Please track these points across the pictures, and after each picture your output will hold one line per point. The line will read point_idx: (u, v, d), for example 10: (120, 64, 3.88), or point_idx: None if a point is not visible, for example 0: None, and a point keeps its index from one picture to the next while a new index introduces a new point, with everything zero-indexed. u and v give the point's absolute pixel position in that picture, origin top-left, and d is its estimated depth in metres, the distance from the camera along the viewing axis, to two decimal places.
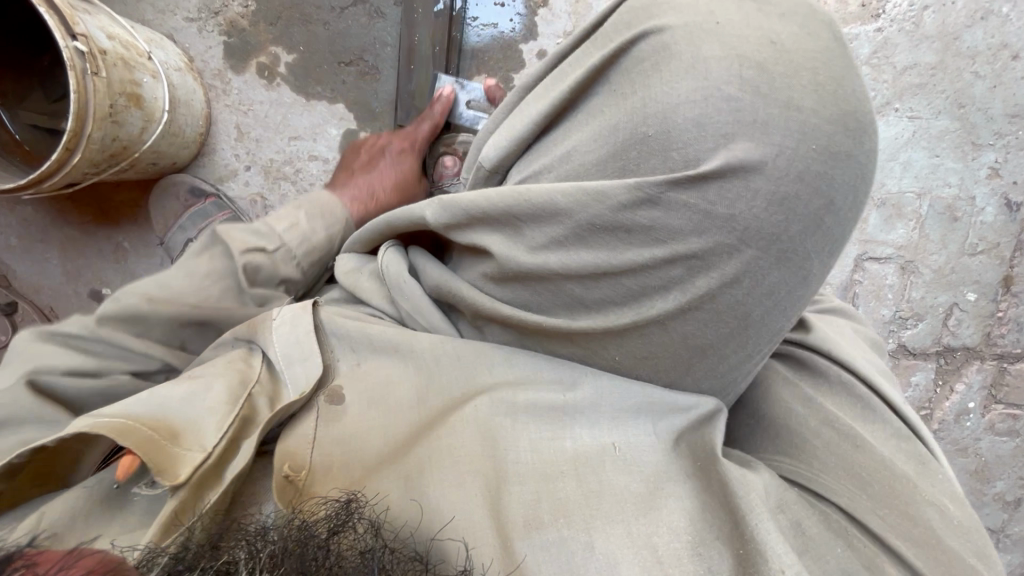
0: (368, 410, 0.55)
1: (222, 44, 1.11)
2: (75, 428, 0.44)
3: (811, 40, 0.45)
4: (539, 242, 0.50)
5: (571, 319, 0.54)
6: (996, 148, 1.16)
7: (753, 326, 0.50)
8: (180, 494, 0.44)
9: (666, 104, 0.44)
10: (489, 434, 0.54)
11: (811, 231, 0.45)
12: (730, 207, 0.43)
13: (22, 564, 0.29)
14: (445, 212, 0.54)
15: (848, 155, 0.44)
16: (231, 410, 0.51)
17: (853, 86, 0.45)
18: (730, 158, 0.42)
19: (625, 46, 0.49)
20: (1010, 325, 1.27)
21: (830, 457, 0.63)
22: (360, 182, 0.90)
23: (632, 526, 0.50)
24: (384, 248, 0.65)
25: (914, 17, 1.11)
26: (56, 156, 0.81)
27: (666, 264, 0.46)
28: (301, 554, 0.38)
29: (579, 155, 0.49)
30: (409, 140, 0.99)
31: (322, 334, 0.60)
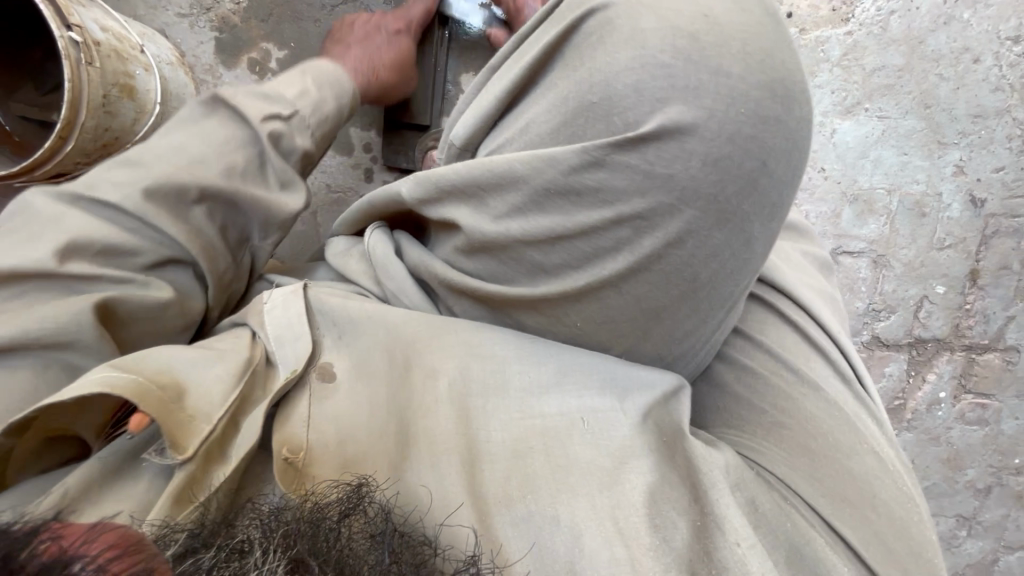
0: (357, 390, 0.56)
1: (213, 39, 1.13)
2: (84, 388, 0.44)
3: (744, 15, 0.48)
4: (500, 209, 0.53)
5: (532, 286, 0.56)
6: (961, 147, 1.21)
7: (701, 291, 0.53)
8: (188, 467, 0.47)
9: (610, 74, 0.48)
10: (462, 407, 0.56)
11: (747, 190, 0.48)
12: (668, 166, 0.46)
13: (49, 536, 0.32)
14: (418, 187, 0.58)
15: (781, 120, 0.47)
16: (235, 386, 0.53)
17: (783, 58, 0.47)
18: (665, 121, 0.46)
19: (575, 23, 0.51)
20: (977, 317, 1.33)
21: (783, 434, 0.68)
22: (359, 52, 0.90)
23: (596, 500, 0.53)
24: (370, 229, 0.68)
25: (881, 22, 1.17)
26: (48, 144, 0.82)
27: (614, 226, 0.49)
28: (311, 536, 0.40)
29: (536, 126, 0.52)
30: (404, 22, 1.00)
31: (311, 313, 0.62)
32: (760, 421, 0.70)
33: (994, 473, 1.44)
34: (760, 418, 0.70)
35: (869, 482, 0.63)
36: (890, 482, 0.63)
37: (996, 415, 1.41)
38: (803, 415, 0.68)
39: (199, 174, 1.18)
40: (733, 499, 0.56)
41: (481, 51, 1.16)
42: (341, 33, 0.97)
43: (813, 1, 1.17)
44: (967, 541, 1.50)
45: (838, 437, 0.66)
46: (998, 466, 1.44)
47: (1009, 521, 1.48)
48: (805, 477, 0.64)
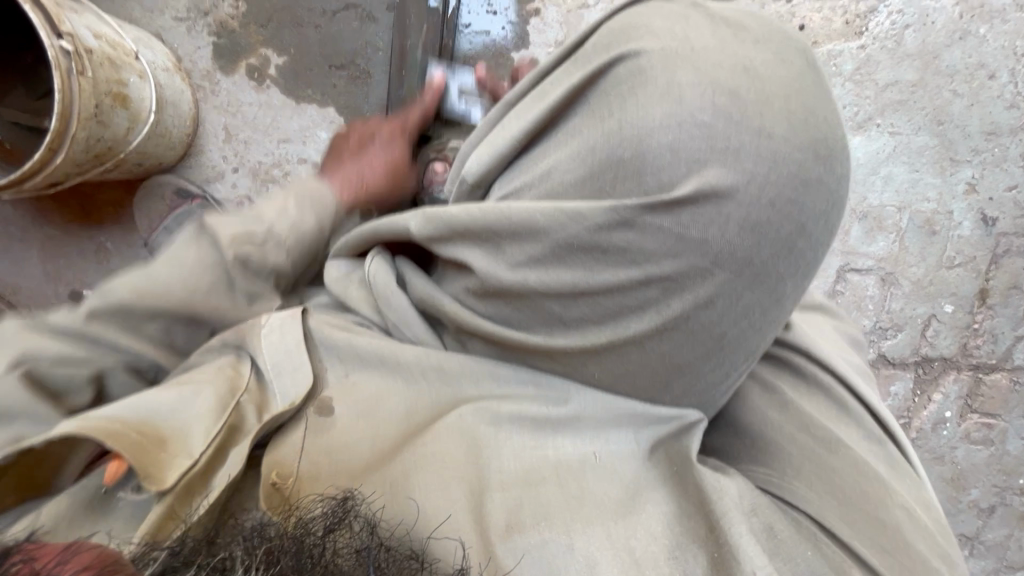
0: (356, 420, 0.55)
1: (211, 44, 1.10)
2: (59, 432, 0.44)
3: (784, 66, 0.46)
4: (518, 259, 0.50)
5: (550, 337, 0.54)
6: (974, 164, 1.19)
7: (727, 347, 0.51)
8: (167, 499, 0.45)
9: (642, 128, 0.45)
10: (474, 442, 0.54)
11: (782, 254, 0.46)
12: (703, 231, 0.44)
13: (21, 558, 0.30)
14: (431, 224, 0.54)
15: (820, 181, 0.45)
16: (220, 416, 0.51)
17: (824, 115, 0.45)
18: (703, 184, 0.43)
19: (605, 67, 0.49)
20: (986, 336, 1.30)
21: (801, 465, 0.64)
22: (350, 168, 0.85)
23: (611, 528, 0.51)
24: (371, 255, 0.65)
25: (896, 36, 1.14)
26: (38, 156, 0.79)
27: (642, 285, 0.47)
28: (297, 552, 0.37)
29: (559, 173, 0.49)
30: (399, 128, 0.93)
31: (311, 343, 0.60)
32: (773, 444, 0.67)
33: (998, 493, 1.43)
34: (771, 442, 0.67)
35: (896, 518, 0.59)
36: (914, 518, 0.59)
37: (1001, 435, 1.39)
38: (822, 454, 0.64)
39: (195, 181, 1.15)
40: (750, 523, 0.54)
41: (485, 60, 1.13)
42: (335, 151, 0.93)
43: (826, 13, 1.14)
44: (968, 560, 1.48)
45: (854, 466, 0.63)
46: (1003, 486, 1.42)
47: (1012, 541, 1.47)
48: (826, 501, 0.60)
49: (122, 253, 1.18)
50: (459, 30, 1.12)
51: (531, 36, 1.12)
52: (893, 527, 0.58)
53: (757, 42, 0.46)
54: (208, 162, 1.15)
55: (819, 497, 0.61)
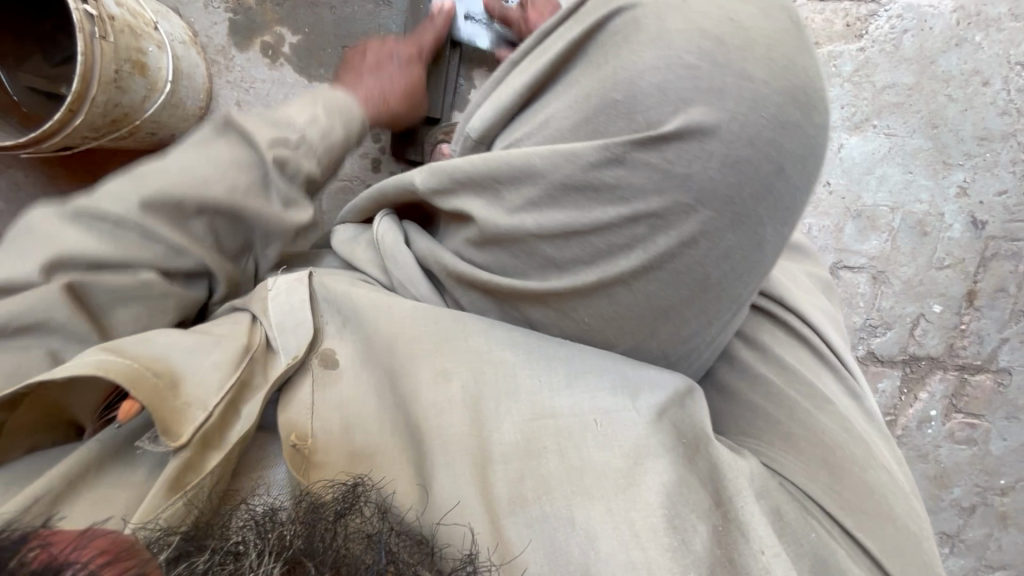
0: (359, 373, 0.58)
1: (226, 20, 1.12)
2: (82, 368, 0.46)
3: (768, 20, 0.48)
4: (515, 203, 0.53)
5: (544, 280, 0.57)
6: (965, 168, 1.22)
7: (712, 290, 0.53)
8: (182, 454, 0.47)
9: (632, 73, 0.48)
10: (478, 411, 0.56)
11: (763, 195, 0.48)
12: (687, 166, 0.47)
13: (38, 543, 0.32)
14: (433, 177, 0.58)
15: (798, 125, 0.47)
16: (233, 373, 0.53)
17: (805, 65, 0.48)
18: (688, 121, 0.46)
19: (600, 22, 0.52)
20: (972, 338, 1.34)
21: (800, 444, 0.67)
22: (370, 81, 0.84)
23: (611, 503, 0.53)
24: (379, 217, 0.68)
25: (894, 40, 1.17)
26: (57, 116, 0.81)
27: (630, 223, 0.50)
28: (308, 536, 0.40)
29: (557, 121, 0.53)
30: (416, 48, 0.97)
31: (317, 302, 0.63)
32: (778, 431, 0.69)
33: (979, 493, 1.46)
34: (776, 427, 0.69)
35: (885, 490, 0.63)
36: (894, 479, 0.65)
37: (985, 435, 1.42)
38: (811, 421, 0.68)
39: None
40: (757, 505, 0.57)
41: None
42: (349, 61, 0.88)
43: (829, 15, 1.17)
44: (949, 559, 1.51)
45: (852, 449, 0.66)
46: (984, 486, 1.46)
47: (991, 541, 1.50)
48: (825, 489, 0.62)
49: None
50: None
51: None
52: (887, 516, 0.61)
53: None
54: None
55: (825, 477, 0.63)
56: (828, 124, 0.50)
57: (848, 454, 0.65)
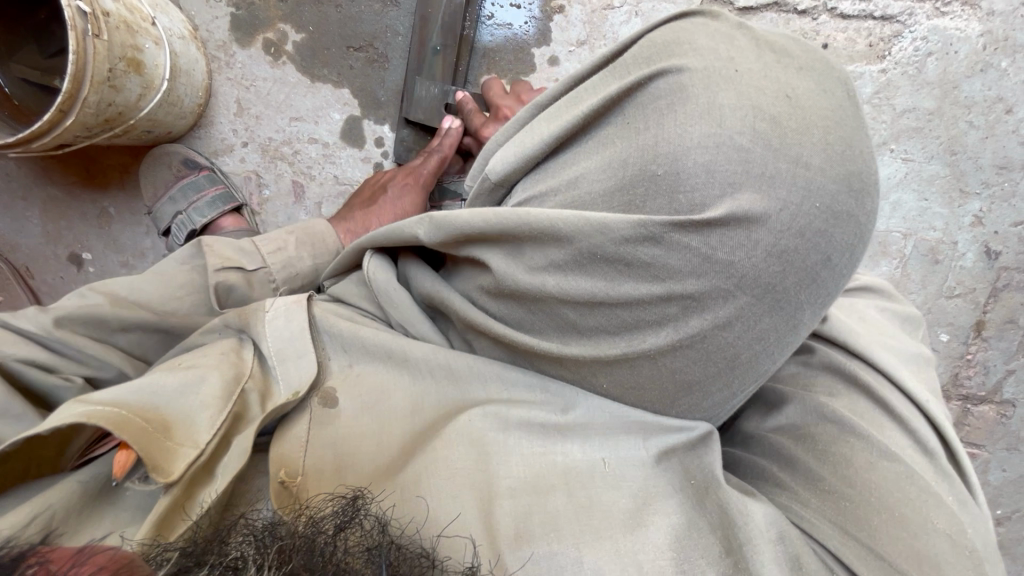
0: (361, 416, 0.56)
1: (228, 15, 1.09)
2: (66, 420, 0.43)
3: (826, 96, 0.47)
4: (537, 262, 0.51)
5: (561, 343, 0.54)
6: (982, 197, 1.19)
7: (740, 368, 0.51)
8: (173, 491, 0.45)
9: (677, 148, 0.45)
10: (482, 450, 0.54)
11: (807, 283, 0.46)
12: (729, 253, 0.44)
13: (36, 560, 0.30)
14: (441, 230, 0.55)
15: (850, 214, 0.45)
16: (225, 405, 0.52)
17: (861, 148, 0.46)
18: (734, 208, 0.43)
19: (644, 81, 0.50)
20: (978, 368, 1.31)
21: (842, 508, 0.61)
22: (359, 215, 0.99)
23: (620, 543, 0.51)
24: (368, 256, 0.66)
25: (917, 63, 1.14)
26: (48, 117, 0.78)
27: (661, 301, 0.47)
28: (310, 550, 0.37)
29: (587, 183, 0.50)
30: (413, 176, 1.02)
31: (316, 333, 0.61)
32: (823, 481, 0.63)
33: None
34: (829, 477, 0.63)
35: (941, 562, 0.55)
36: (957, 546, 0.57)
37: (983, 465, 1.41)
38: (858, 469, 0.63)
39: (203, 154, 1.14)
40: (773, 560, 0.52)
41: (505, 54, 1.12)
42: (359, 188, 1.08)
43: (851, 34, 1.14)
44: None
45: (905, 513, 0.58)
46: None
47: None
48: (867, 542, 0.57)
49: (125, 221, 1.17)
50: (481, 20, 1.10)
51: (553, 34, 1.11)
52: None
53: (800, 69, 0.47)
54: (218, 134, 1.14)
55: (860, 550, 0.57)
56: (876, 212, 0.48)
57: (901, 500, 0.59)
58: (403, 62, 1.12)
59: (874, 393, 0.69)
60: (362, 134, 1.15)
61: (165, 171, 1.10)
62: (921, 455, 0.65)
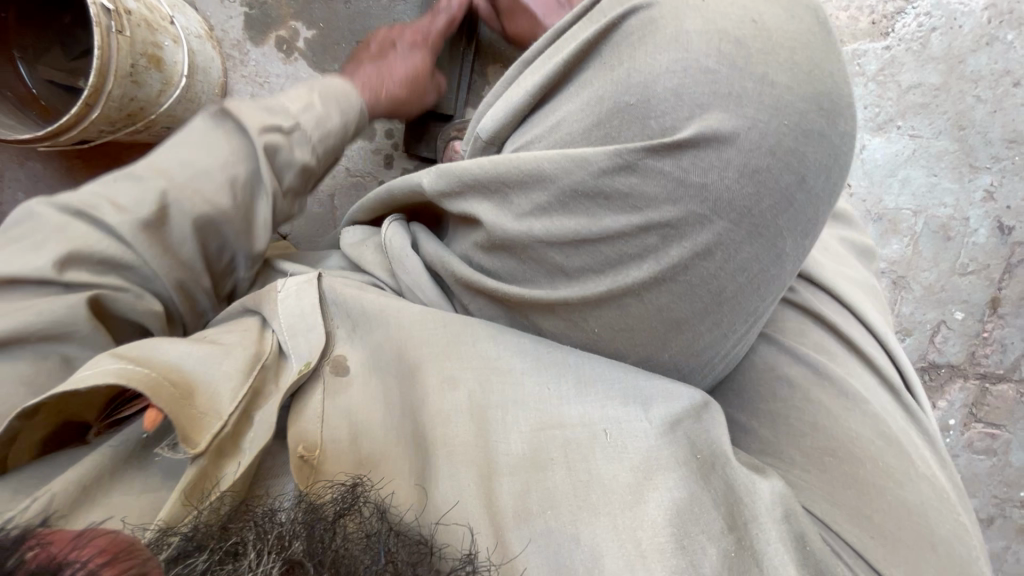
0: (371, 379, 0.58)
1: (242, 15, 1.13)
2: (103, 379, 0.45)
3: (793, 21, 0.47)
4: (523, 207, 0.53)
5: (552, 288, 0.56)
6: (992, 171, 1.19)
7: (725, 303, 0.52)
8: (199, 462, 0.47)
9: (648, 75, 0.47)
10: (484, 420, 0.56)
11: (782, 207, 0.47)
12: (703, 176, 0.46)
13: (38, 543, 0.32)
14: (441, 179, 0.58)
15: (822, 134, 0.46)
16: (246, 380, 0.53)
17: (829, 67, 0.47)
18: (703, 128, 0.45)
19: (617, 21, 0.52)
20: (995, 346, 1.30)
21: (825, 462, 0.64)
22: (370, 69, 0.87)
23: (618, 520, 0.52)
24: (388, 220, 0.69)
25: (921, 38, 1.14)
26: (75, 111, 0.82)
27: (641, 233, 0.49)
28: (307, 536, 0.39)
29: (568, 124, 0.52)
30: (421, 35, 0.98)
31: (325, 304, 0.63)
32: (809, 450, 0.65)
33: (998, 505, 1.42)
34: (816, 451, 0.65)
35: (926, 510, 0.60)
36: (944, 502, 0.61)
37: (1004, 446, 1.39)
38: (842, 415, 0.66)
39: None
40: (774, 529, 0.55)
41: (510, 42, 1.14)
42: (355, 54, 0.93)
43: (853, 12, 1.14)
44: None
45: (893, 477, 0.62)
46: (1003, 498, 1.42)
47: (1010, 554, 1.45)
48: (851, 518, 0.60)
49: None
50: None
51: None
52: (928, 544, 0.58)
53: None
54: None
55: (850, 513, 0.60)
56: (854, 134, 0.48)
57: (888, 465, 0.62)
58: None
59: (856, 347, 0.72)
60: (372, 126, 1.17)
61: None
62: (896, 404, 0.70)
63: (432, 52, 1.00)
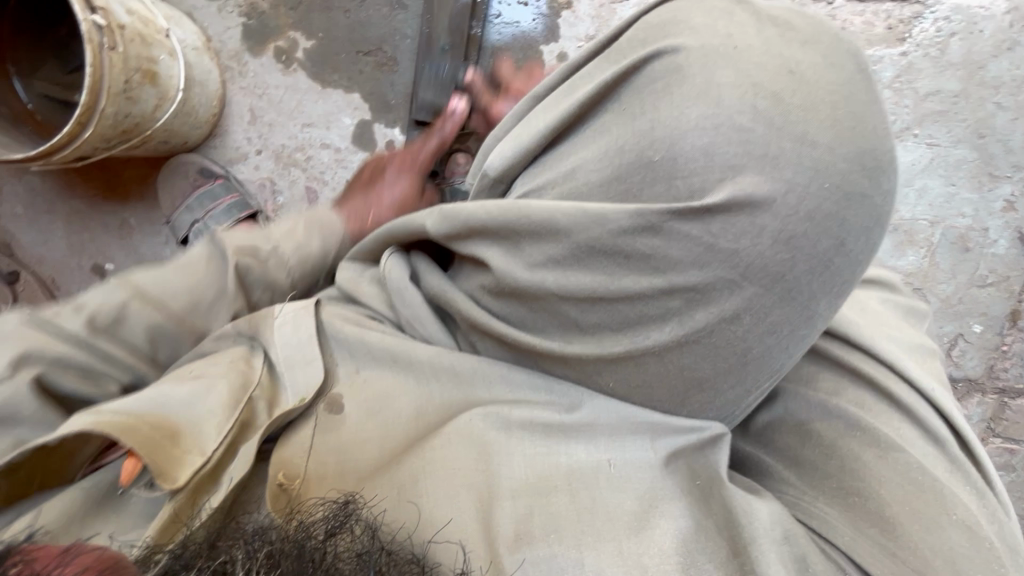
0: (365, 421, 0.56)
1: (240, 26, 1.11)
2: (73, 428, 0.44)
3: (834, 70, 0.45)
4: (535, 258, 0.50)
5: (564, 342, 0.53)
6: (1014, 181, 1.14)
7: (750, 364, 0.50)
8: (178, 498, 0.45)
9: (675, 131, 0.44)
10: (484, 453, 0.54)
11: (818, 272, 0.45)
12: (734, 241, 0.43)
13: (20, 559, 0.31)
14: (445, 223, 0.55)
15: (865, 197, 0.44)
16: (231, 412, 0.51)
17: (875, 124, 0.44)
18: (736, 192, 0.42)
19: (637, 65, 0.49)
20: (1014, 359, 1.26)
21: (842, 498, 0.60)
22: (358, 203, 0.87)
23: (623, 545, 0.51)
24: (386, 254, 0.64)
25: (939, 44, 1.10)
26: (67, 130, 0.80)
27: (664, 295, 0.46)
28: (297, 556, 0.38)
29: (584, 173, 0.49)
30: (409, 160, 0.99)
31: (323, 338, 0.60)
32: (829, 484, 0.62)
33: None
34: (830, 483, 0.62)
35: (955, 556, 0.54)
36: (976, 539, 0.56)
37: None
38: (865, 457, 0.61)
39: (219, 162, 1.16)
40: (778, 552, 0.53)
41: (514, 52, 1.11)
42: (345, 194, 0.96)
43: (868, 17, 1.11)
44: None
45: (913, 506, 0.57)
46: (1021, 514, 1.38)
47: None
48: (874, 553, 0.56)
49: (145, 230, 1.20)
50: (489, 20, 1.10)
51: (562, 29, 1.10)
52: None
53: (805, 43, 0.46)
54: (232, 142, 1.16)
55: (868, 546, 0.57)
56: (894, 193, 0.46)
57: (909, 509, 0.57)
58: (411, 65, 1.13)
59: (900, 396, 0.64)
60: (373, 138, 1.15)
61: (181, 181, 1.14)
62: (941, 454, 0.62)
63: (422, 174, 0.99)
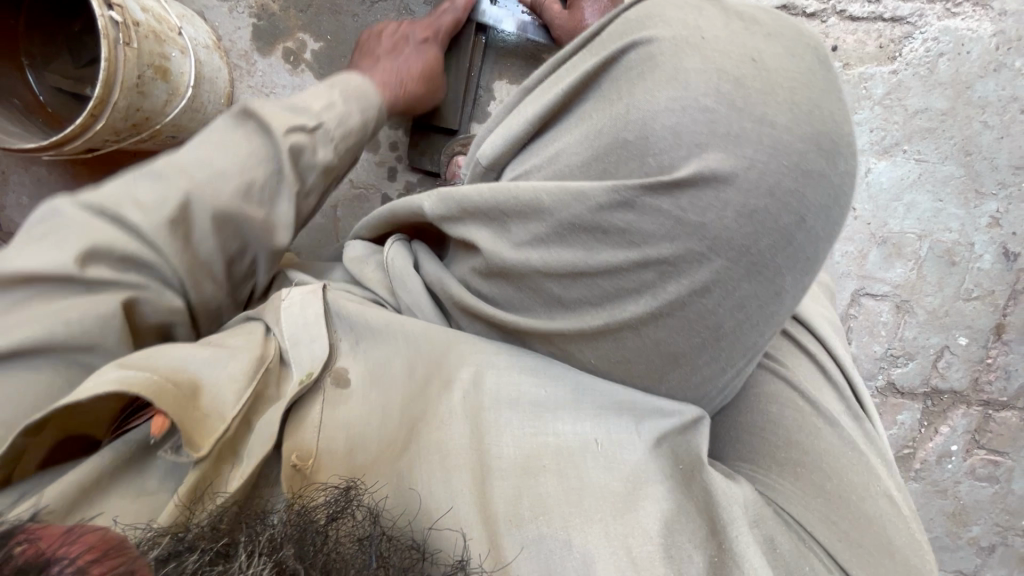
0: (372, 392, 0.57)
1: (250, 26, 1.13)
2: (104, 386, 0.44)
3: (793, 60, 0.48)
4: (521, 237, 0.53)
5: (549, 317, 0.56)
6: (999, 198, 1.18)
7: (724, 339, 0.52)
8: (201, 466, 0.47)
9: (648, 113, 0.47)
10: (478, 423, 0.55)
11: (782, 246, 0.47)
12: (701, 215, 0.45)
13: (26, 537, 0.30)
14: (441, 204, 0.58)
15: (821, 174, 0.46)
16: (250, 385, 0.53)
17: (830, 109, 0.47)
18: (702, 167, 0.45)
19: (618, 53, 0.52)
20: (998, 372, 1.29)
21: (796, 471, 0.65)
22: (385, 68, 0.94)
23: (610, 526, 0.52)
24: (390, 241, 0.69)
25: (928, 63, 1.14)
26: (79, 121, 0.82)
27: (639, 268, 0.49)
28: (298, 541, 0.40)
29: (567, 156, 0.53)
30: (432, 31, 1.03)
31: (329, 316, 0.62)
32: (778, 453, 0.67)
33: (999, 532, 1.41)
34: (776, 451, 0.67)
35: (885, 521, 0.61)
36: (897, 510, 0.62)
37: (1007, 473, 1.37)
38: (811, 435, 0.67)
39: None
40: (751, 535, 0.55)
41: (517, 58, 1.15)
42: (368, 45, 1.01)
43: (860, 36, 1.14)
44: None
45: (854, 477, 0.63)
46: (1004, 526, 1.40)
47: None
48: (823, 521, 0.61)
49: None
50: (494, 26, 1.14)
51: None
52: (886, 551, 0.59)
53: (768, 35, 0.49)
54: None
55: (820, 512, 0.61)
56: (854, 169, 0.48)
57: (847, 467, 0.64)
58: None
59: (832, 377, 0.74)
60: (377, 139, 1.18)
61: None
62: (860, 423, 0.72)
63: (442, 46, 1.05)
